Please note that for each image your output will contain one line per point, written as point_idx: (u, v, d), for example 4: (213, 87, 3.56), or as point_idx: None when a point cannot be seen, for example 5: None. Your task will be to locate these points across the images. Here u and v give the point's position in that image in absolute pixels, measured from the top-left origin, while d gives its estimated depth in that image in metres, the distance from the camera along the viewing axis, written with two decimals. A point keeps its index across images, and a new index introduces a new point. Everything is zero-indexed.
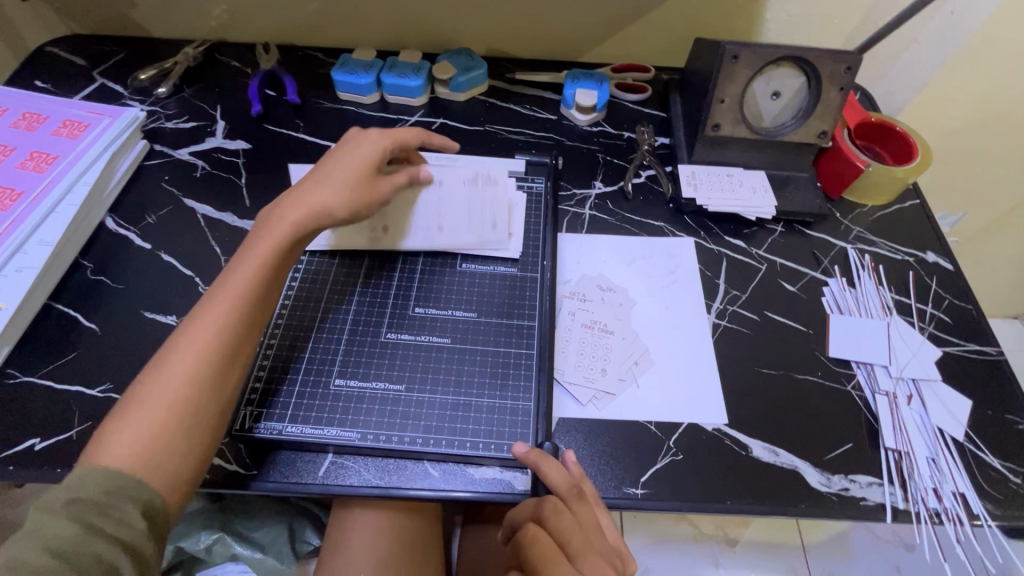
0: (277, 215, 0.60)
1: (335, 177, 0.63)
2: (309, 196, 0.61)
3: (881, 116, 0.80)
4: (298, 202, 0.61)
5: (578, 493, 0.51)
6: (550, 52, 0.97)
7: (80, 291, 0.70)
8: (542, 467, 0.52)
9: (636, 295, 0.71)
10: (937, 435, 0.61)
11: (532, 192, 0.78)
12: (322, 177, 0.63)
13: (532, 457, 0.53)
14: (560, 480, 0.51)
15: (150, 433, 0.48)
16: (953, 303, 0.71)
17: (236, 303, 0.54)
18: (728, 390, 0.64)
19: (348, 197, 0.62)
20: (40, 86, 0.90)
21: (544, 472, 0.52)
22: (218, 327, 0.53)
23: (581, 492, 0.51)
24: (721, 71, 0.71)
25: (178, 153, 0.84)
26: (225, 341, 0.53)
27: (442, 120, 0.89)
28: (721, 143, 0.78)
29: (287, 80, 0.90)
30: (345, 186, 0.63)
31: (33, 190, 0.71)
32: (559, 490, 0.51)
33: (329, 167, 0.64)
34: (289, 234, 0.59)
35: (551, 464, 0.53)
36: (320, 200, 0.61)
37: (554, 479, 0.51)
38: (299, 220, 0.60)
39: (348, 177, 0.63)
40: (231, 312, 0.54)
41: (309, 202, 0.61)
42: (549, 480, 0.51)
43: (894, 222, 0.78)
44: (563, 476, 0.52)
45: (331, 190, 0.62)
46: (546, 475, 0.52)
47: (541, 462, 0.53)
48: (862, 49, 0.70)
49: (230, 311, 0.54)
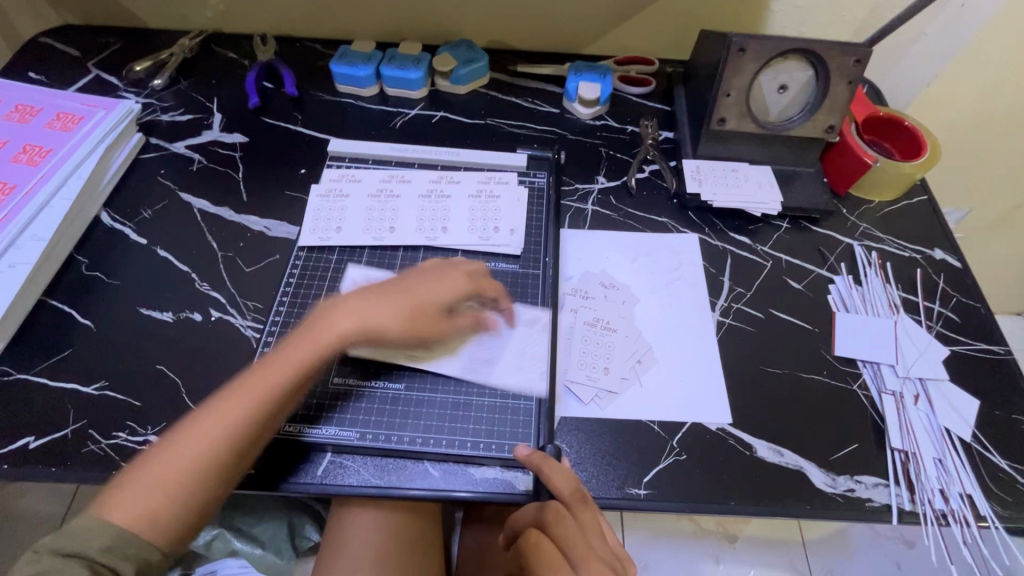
0: (330, 314, 0.56)
1: (400, 296, 0.58)
2: (368, 310, 0.56)
3: (889, 110, 0.79)
4: (358, 306, 0.56)
5: (581, 498, 0.51)
6: (552, 44, 0.95)
7: (75, 287, 0.69)
8: (546, 471, 0.52)
9: (639, 292, 0.70)
10: (943, 435, 0.60)
11: (534, 187, 0.77)
12: (388, 290, 0.58)
13: (535, 460, 0.53)
14: (564, 485, 0.51)
15: (148, 497, 0.46)
16: (960, 301, 0.70)
17: (264, 387, 0.51)
18: (733, 389, 0.63)
19: (407, 323, 0.57)
20: (34, 77, 0.89)
21: (548, 476, 0.51)
22: (240, 411, 0.50)
23: (584, 497, 0.51)
24: (727, 64, 0.70)
25: (174, 146, 0.82)
26: (245, 424, 0.50)
27: (442, 114, 0.87)
28: (727, 137, 0.77)
29: (285, 72, 0.88)
30: (403, 308, 0.57)
31: (26, 185, 0.69)
32: (562, 495, 0.50)
33: (404, 283, 0.59)
34: (338, 341, 0.55)
35: (556, 468, 0.52)
36: (377, 317, 0.56)
37: (558, 483, 0.51)
38: (348, 330, 0.55)
39: (413, 302, 0.58)
40: (258, 398, 0.51)
41: (365, 314, 0.56)
42: (553, 484, 0.51)
43: (902, 218, 0.77)
44: (567, 481, 0.51)
45: (391, 310, 0.57)
46: (549, 479, 0.51)
47: (544, 464, 0.52)
48: (872, 42, 0.69)
49: (256, 393, 0.51)
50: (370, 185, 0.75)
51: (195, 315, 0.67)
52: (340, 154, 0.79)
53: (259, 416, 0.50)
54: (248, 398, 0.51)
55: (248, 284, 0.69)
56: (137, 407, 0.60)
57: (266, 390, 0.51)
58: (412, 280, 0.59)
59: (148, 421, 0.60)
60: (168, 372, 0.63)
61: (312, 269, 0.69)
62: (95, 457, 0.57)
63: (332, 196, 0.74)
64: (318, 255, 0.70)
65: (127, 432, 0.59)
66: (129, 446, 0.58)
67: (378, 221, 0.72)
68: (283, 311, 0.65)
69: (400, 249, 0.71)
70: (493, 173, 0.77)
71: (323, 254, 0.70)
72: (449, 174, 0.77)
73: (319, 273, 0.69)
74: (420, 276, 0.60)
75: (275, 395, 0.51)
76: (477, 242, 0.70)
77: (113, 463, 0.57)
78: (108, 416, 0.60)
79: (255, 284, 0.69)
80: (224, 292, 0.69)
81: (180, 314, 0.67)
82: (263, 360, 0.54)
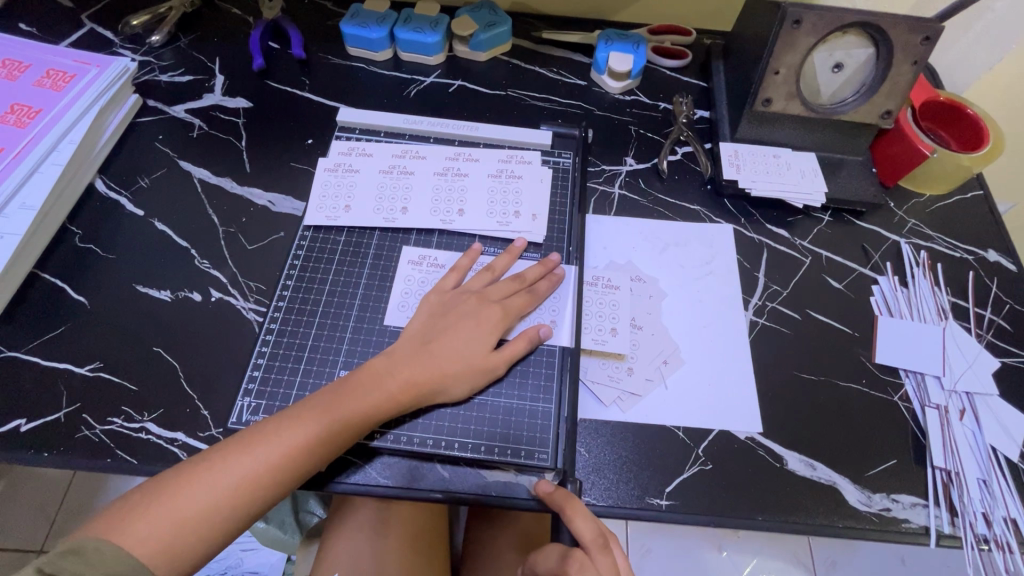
0: (383, 374, 0.53)
1: (453, 355, 0.55)
2: (420, 365, 0.54)
3: (949, 95, 0.73)
4: (413, 368, 0.53)
5: (602, 544, 0.48)
6: (582, 9, 0.88)
7: (68, 260, 0.65)
8: (568, 513, 0.48)
9: (668, 286, 0.65)
10: (990, 455, 0.56)
11: (559, 168, 0.71)
12: (438, 347, 0.55)
13: (558, 500, 0.50)
14: (586, 529, 0.48)
15: (176, 537, 0.45)
16: (1014, 309, 0.65)
17: (306, 444, 0.49)
18: (765, 396, 0.59)
19: (457, 373, 0.54)
20: (24, 29, 0.83)
21: (570, 518, 0.48)
22: (281, 465, 0.48)
23: (604, 543, 0.48)
24: (780, 38, 0.63)
25: (173, 110, 0.77)
26: (283, 480, 0.48)
27: (460, 82, 0.81)
28: (770, 120, 0.71)
29: (291, 31, 0.82)
30: (458, 371, 0.54)
31: (13, 147, 0.65)
32: (583, 539, 0.48)
33: (455, 333, 0.56)
34: (384, 400, 0.52)
35: (577, 508, 0.49)
36: (427, 377, 0.53)
37: (580, 527, 0.48)
38: (397, 399, 0.52)
39: (466, 362, 0.55)
40: (299, 455, 0.48)
41: (415, 370, 0.53)
42: (575, 527, 0.48)
43: (953, 215, 0.72)
44: (589, 525, 0.48)
45: (440, 364, 0.54)
46: (571, 521, 0.48)
47: (567, 504, 0.49)
48: (942, 18, 0.62)
49: (298, 449, 0.48)
50: (382, 160, 0.70)
51: (194, 295, 0.63)
52: (350, 125, 0.74)
53: (295, 475, 0.49)
54: (289, 453, 0.48)
55: (250, 263, 0.65)
56: (133, 391, 0.57)
57: (308, 448, 0.49)
58: (462, 330, 0.56)
59: (144, 407, 0.56)
60: (165, 355, 0.59)
61: (319, 248, 0.65)
62: (89, 444, 0.54)
63: (340, 170, 0.69)
64: (326, 235, 0.66)
65: (122, 418, 0.56)
66: (124, 433, 0.55)
67: (391, 200, 0.67)
68: (287, 296, 0.61)
69: (413, 231, 0.66)
70: (514, 151, 0.72)
71: (331, 235, 0.66)
72: (467, 151, 0.71)
73: (325, 254, 0.64)
74: (465, 319, 0.57)
75: (318, 456, 0.49)
76: (495, 228, 0.66)
77: (107, 450, 0.54)
78: (102, 401, 0.56)
79: (258, 263, 0.65)
80: (225, 271, 0.65)
81: (179, 293, 0.63)
82: (306, 407, 0.51)
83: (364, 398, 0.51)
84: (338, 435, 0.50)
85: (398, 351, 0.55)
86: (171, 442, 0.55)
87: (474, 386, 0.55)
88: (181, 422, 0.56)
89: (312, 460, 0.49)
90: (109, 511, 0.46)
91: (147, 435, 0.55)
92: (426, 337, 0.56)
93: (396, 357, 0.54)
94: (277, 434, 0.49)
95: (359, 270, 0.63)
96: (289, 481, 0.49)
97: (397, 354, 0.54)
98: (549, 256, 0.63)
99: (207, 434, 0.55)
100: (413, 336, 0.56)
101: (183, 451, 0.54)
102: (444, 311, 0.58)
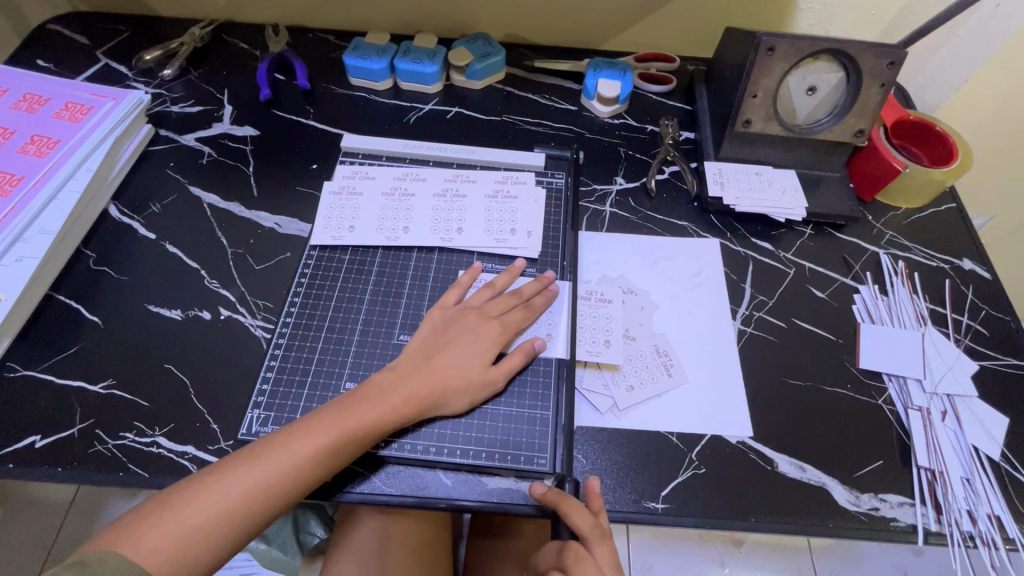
0: (387, 385, 0.55)
1: (453, 368, 0.57)
2: (423, 377, 0.56)
3: (919, 115, 0.77)
4: (414, 382, 0.56)
5: (601, 534, 0.51)
6: (572, 39, 0.93)
7: (82, 283, 0.67)
8: (564, 508, 0.51)
9: (659, 298, 0.68)
10: (972, 454, 0.58)
11: (552, 188, 0.75)
12: (439, 362, 0.57)
13: (552, 498, 0.52)
14: (583, 522, 0.50)
15: (186, 545, 0.46)
16: (989, 314, 0.69)
17: (312, 455, 0.51)
18: (755, 401, 0.61)
19: (457, 383, 0.56)
20: (41, 65, 0.87)
21: (566, 514, 0.51)
22: (287, 474, 0.50)
23: (603, 533, 0.51)
24: (755, 64, 0.68)
25: (184, 138, 0.81)
26: (292, 488, 0.50)
27: (457, 109, 0.85)
28: (752, 140, 0.75)
29: (298, 63, 0.86)
30: (458, 385, 0.56)
31: (33, 176, 0.68)
32: (581, 532, 0.50)
33: (456, 348, 0.58)
34: (388, 414, 0.54)
35: (572, 504, 0.51)
36: (429, 388, 0.56)
37: (577, 520, 0.50)
38: (403, 411, 0.54)
39: (465, 376, 0.57)
40: (305, 465, 0.50)
41: (417, 383, 0.55)
42: (572, 521, 0.50)
43: (929, 226, 0.75)
44: (586, 517, 0.51)
45: (441, 375, 0.56)
46: (568, 515, 0.51)
47: (562, 501, 0.51)
48: (905, 43, 0.67)
49: (306, 460, 0.50)
50: (385, 183, 0.74)
51: (204, 314, 0.66)
52: (354, 150, 0.78)
53: (301, 484, 0.50)
54: (296, 465, 0.50)
55: (258, 282, 0.68)
56: (144, 407, 0.59)
57: (315, 459, 0.51)
58: (458, 346, 0.58)
59: (155, 422, 0.58)
60: (176, 372, 0.61)
61: (325, 267, 0.67)
62: (102, 457, 0.56)
63: (345, 193, 0.73)
64: (331, 254, 0.69)
65: (134, 432, 0.57)
66: (136, 447, 0.57)
67: (392, 220, 0.70)
68: (294, 313, 0.64)
69: (414, 250, 0.69)
70: (509, 173, 0.75)
71: (336, 254, 0.69)
72: (466, 173, 0.75)
73: (331, 270, 0.67)
74: (466, 335, 0.59)
75: (324, 466, 0.51)
76: (492, 246, 0.69)
77: (119, 464, 0.56)
78: (115, 416, 0.58)
79: (266, 283, 0.68)
80: (233, 290, 0.67)
81: (189, 312, 0.66)
82: (315, 418, 0.53)
83: (370, 409, 0.53)
84: (344, 446, 0.52)
85: (399, 365, 0.57)
86: (182, 455, 0.56)
87: (475, 398, 0.57)
88: (191, 435, 0.58)
89: (318, 471, 0.51)
90: (118, 522, 0.48)
91: (158, 449, 0.57)
92: (429, 353, 0.58)
93: (402, 369, 0.57)
94: (285, 446, 0.51)
95: (363, 287, 0.66)
96: (296, 491, 0.51)
97: (399, 367, 0.57)
98: (515, 262, 0.67)
99: (216, 447, 0.57)
100: (416, 351, 0.58)
101: (193, 464, 0.56)
102: (445, 327, 0.60)
